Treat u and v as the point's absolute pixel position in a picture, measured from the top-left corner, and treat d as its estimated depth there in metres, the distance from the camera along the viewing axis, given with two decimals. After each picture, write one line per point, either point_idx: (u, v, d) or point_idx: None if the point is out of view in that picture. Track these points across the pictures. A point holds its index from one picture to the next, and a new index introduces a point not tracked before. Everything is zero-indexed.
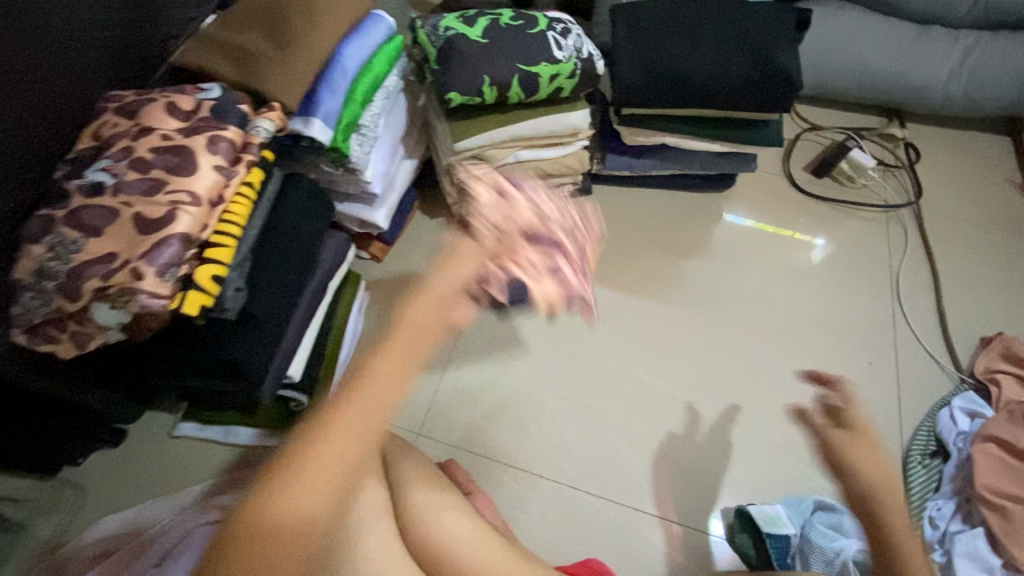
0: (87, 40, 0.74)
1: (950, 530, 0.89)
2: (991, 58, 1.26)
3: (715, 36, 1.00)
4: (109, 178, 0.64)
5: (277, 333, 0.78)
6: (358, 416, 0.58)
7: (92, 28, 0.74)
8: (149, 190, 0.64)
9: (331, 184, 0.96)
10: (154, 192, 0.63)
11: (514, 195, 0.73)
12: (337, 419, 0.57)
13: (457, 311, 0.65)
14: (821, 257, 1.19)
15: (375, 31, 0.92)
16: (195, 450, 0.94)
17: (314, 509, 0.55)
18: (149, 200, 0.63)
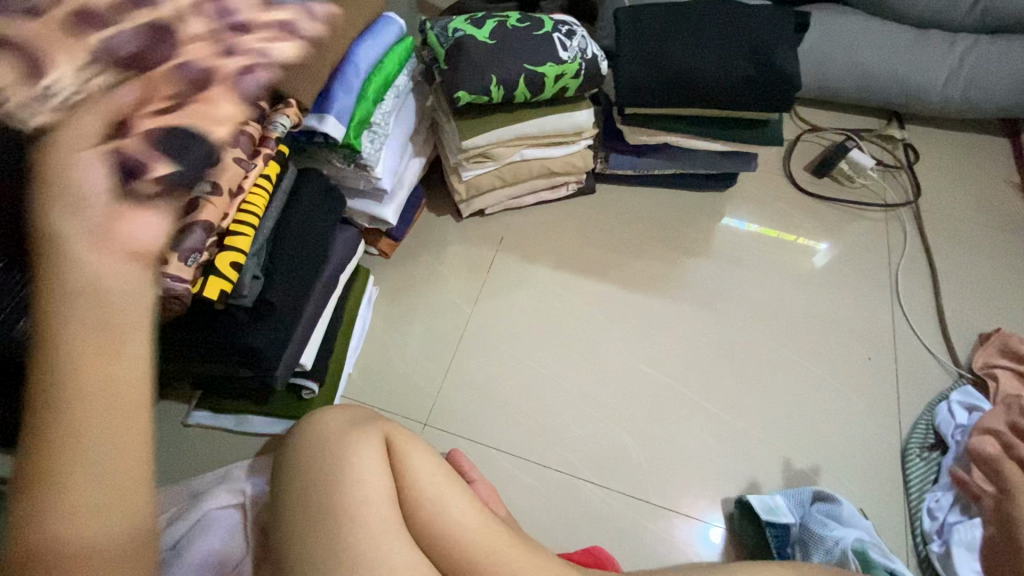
0: None
1: (948, 522, 0.90)
2: (987, 61, 1.28)
3: (716, 37, 1.03)
4: None
5: (291, 323, 0.80)
6: (100, 347, 0.31)
7: None
8: None
9: (343, 180, 0.99)
10: None
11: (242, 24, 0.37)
12: (64, 368, 0.31)
13: (133, 219, 0.31)
14: (824, 262, 1.20)
15: (387, 31, 0.95)
16: (207, 438, 0.97)
17: (120, 479, 0.33)
18: None
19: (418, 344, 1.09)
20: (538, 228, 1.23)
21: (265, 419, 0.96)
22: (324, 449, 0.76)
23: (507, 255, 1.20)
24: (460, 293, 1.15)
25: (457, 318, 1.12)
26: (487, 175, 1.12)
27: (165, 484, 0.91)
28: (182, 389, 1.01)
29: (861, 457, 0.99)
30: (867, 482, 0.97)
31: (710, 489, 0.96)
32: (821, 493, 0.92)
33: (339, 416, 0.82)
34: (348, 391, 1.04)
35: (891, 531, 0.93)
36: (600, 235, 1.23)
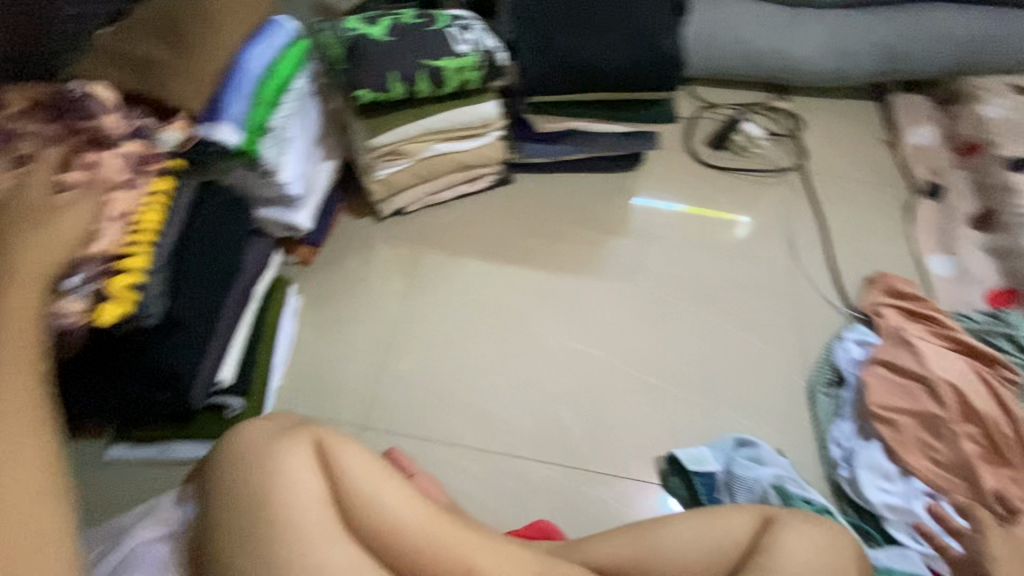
0: None
1: (853, 447, 1.00)
2: (852, 35, 1.41)
3: (604, 24, 1.08)
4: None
5: (207, 341, 0.78)
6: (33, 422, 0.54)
7: None
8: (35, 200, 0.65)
9: (248, 188, 0.96)
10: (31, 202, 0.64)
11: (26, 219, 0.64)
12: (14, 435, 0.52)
13: None
14: (745, 233, 1.29)
15: (278, 34, 0.94)
16: (129, 474, 0.92)
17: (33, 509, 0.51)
18: None
19: (348, 348, 1.07)
20: (461, 222, 1.25)
21: (189, 444, 0.92)
22: (249, 462, 0.75)
23: (432, 250, 1.20)
24: (387, 292, 1.15)
25: (387, 318, 1.11)
26: (401, 172, 1.12)
27: (85, 528, 0.86)
28: (96, 425, 0.95)
29: (775, 401, 1.08)
30: (783, 424, 1.05)
31: (644, 450, 1.02)
32: (741, 439, 0.99)
33: (266, 425, 0.80)
34: (279, 404, 1.01)
35: (806, 464, 1.02)
36: (522, 222, 1.26)
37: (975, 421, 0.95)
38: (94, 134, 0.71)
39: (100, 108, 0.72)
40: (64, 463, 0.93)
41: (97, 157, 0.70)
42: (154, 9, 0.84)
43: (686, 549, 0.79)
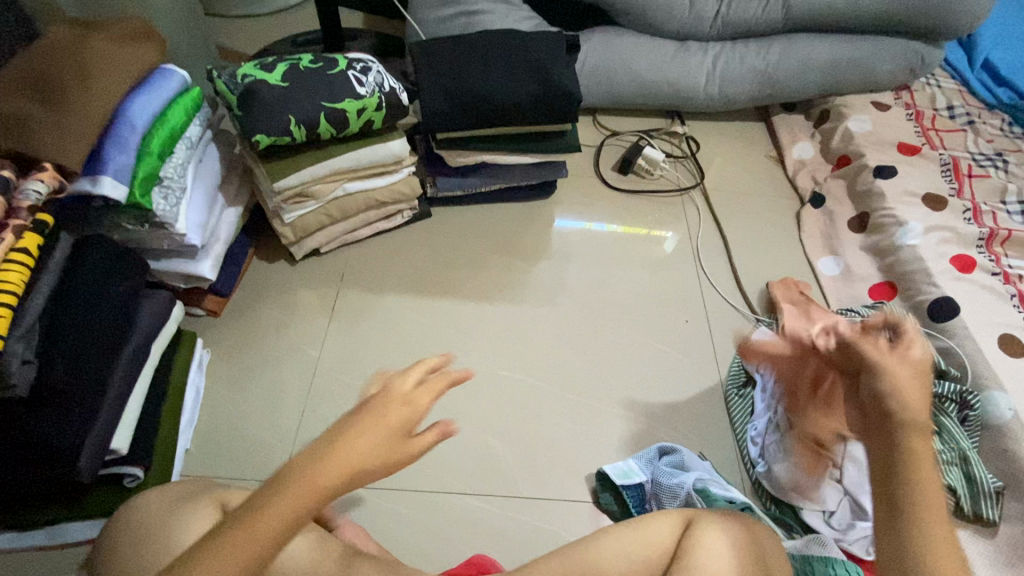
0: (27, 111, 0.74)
1: (766, 443, 1.05)
2: (732, 64, 1.56)
3: (503, 63, 1.14)
4: None
5: (90, 404, 0.72)
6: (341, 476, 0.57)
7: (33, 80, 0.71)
8: None
9: (142, 242, 0.92)
10: None
11: None
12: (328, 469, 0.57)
13: None
14: (674, 247, 1.37)
15: (166, 84, 0.91)
16: (17, 564, 0.83)
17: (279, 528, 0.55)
18: None
19: (265, 401, 1.03)
20: (380, 259, 1.24)
21: (85, 523, 0.84)
22: (149, 541, 0.70)
23: (351, 290, 1.18)
24: (305, 336, 1.11)
25: (306, 364, 1.08)
26: (311, 214, 1.11)
27: None
28: None
29: (694, 406, 1.13)
30: (703, 428, 1.11)
31: (576, 472, 1.03)
32: (665, 447, 1.03)
33: (165, 494, 0.75)
34: (189, 467, 0.95)
35: (726, 464, 1.07)
36: (441, 254, 1.27)
37: (871, 331, 0.68)
38: None
39: None
40: None
41: None
42: (28, 70, 0.81)
43: (613, 562, 0.81)
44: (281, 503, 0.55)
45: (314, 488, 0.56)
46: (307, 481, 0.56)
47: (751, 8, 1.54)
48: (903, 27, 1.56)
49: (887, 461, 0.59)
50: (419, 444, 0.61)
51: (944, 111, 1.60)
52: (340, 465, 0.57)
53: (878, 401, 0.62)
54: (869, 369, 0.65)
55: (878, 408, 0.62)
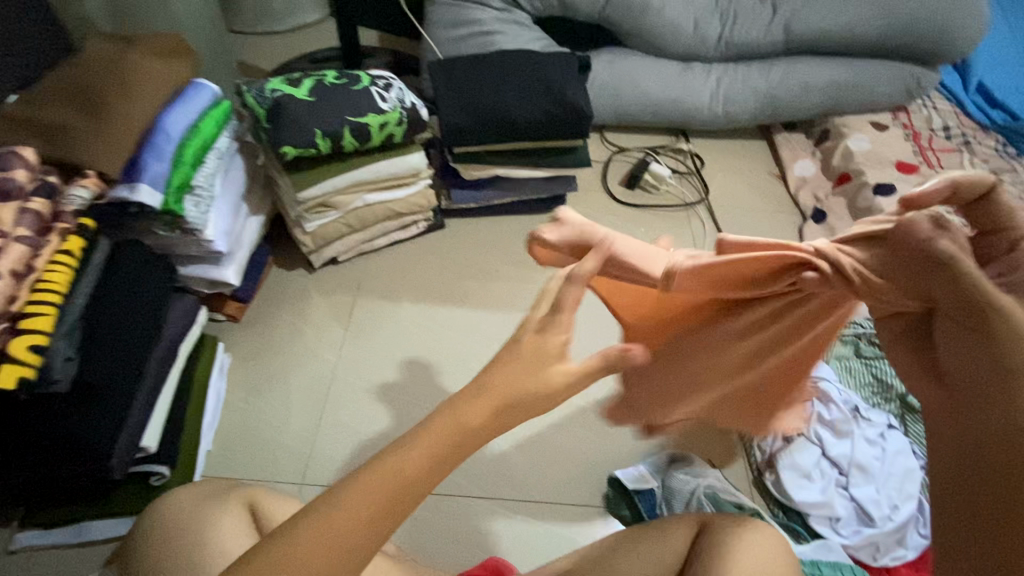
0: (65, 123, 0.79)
1: (774, 451, 1.08)
2: (735, 84, 1.62)
3: (518, 81, 1.18)
4: None
5: (125, 402, 0.74)
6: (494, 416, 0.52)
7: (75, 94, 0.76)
8: None
9: (171, 247, 0.95)
10: None
11: None
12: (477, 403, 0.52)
13: None
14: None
15: (199, 97, 0.95)
16: (42, 561, 0.85)
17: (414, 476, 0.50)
18: None
19: (283, 405, 1.05)
20: (395, 268, 1.27)
21: (110, 521, 0.86)
22: (180, 537, 0.72)
23: (367, 298, 1.21)
24: (322, 342, 1.14)
25: (323, 369, 1.10)
26: (330, 224, 1.14)
27: None
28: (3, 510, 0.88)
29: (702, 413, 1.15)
30: (711, 435, 1.13)
31: (588, 477, 1.05)
32: (675, 454, 1.05)
33: (193, 492, 0.78)
34: (210, 468, 0.97)
35: (735, 471, 1.09)
36: (455, 264, 1.30)
37: (969, 247, 0.49)
38: None
39: (3, 161, 0.67)
40: None
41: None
42: (70, 81, 0.85)
43: (630, 565, 0.83)
44: (421, 445, 0.50)
45: (460, 426, 0.51)
46: (452, 419, 0.51)
47: (752, 31, 1.60)
48: (900, 51, 1.62)
49: (1000, 436, 0.43)
50: (572, 370, 0.54)
51: (940, 132, 1.65)
52: (486, 397, 0.51)
53: (997, 361, 0.43)
54: (1004, 318, 0.43)
55: (995, 368, 0.43)
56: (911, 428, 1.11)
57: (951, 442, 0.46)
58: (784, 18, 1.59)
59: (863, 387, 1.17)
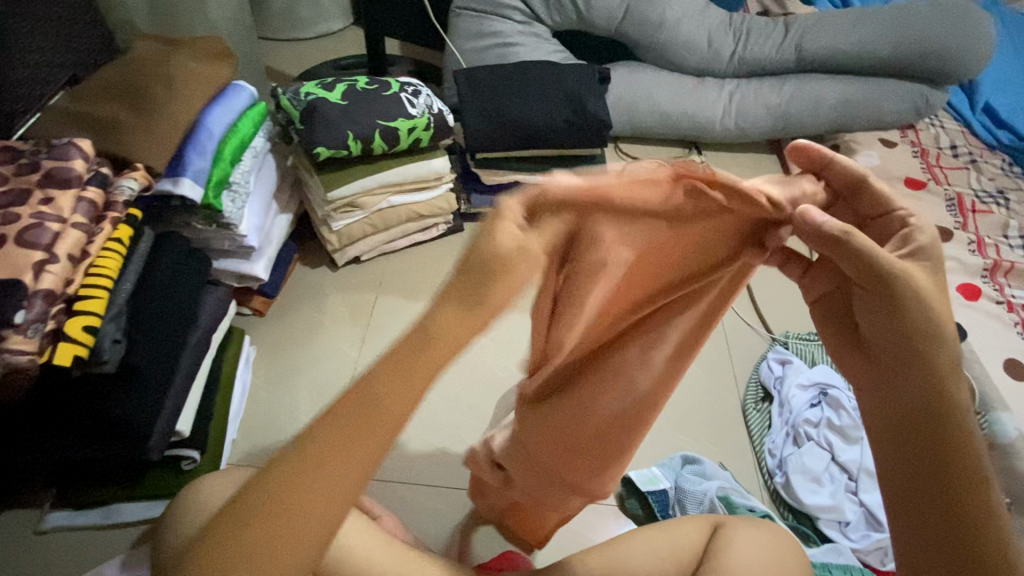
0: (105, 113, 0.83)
1: (784, 456, 1.10)
2: (747, 98, 1.66)
3: (540, 91, 1.23)
4: None
5: (164, 386, 0.77)
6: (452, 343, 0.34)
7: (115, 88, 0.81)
8: None
9: (206, 241, 0.99)
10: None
11: None
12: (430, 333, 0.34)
13: None
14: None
15: (238, 98, 0.99)
16: (71, 541, 0.86)
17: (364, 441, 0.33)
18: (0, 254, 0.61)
19: (306, 398, 1.08)
20: (415, 269, 1.30)
21: (140, 504, 0.88)
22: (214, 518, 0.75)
23: (388, 297, 1.24)
24: (343, 338, 1.17)
25: (345, 364, 1.13)
26: (356, 224, 1.18)
27: None
28: (34, 490, 0.90)
29: (713, 417, 1.17)
30: (722, 438, 1.15)
31: None
32: (687, 457, 1.08)
33: (226, 477, 0.80)
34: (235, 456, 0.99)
35: (746, 474, 1.11)
36: None
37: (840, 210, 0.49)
38: (52, 174, 0.68)
39: (64, 151, 0.69)
40: None
41: (54, 197, 0.66)
42: (119, 79, 0.89)
43: (646, 562, 0.84)
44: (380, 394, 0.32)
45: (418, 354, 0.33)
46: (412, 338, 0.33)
47: (765, 49, 1.66)
48: (909, 72, 1.66)
49: (922, 407, 0.44)
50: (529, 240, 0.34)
51: (948, 150, 1.68)
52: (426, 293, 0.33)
53: (900, 326, 0.44)
54: (903, 280, 0.43)
55: (903, 334, 0.43)
56: None
57: (882, 413, 0.47)
58: (796, 37, 1.66)
59: None
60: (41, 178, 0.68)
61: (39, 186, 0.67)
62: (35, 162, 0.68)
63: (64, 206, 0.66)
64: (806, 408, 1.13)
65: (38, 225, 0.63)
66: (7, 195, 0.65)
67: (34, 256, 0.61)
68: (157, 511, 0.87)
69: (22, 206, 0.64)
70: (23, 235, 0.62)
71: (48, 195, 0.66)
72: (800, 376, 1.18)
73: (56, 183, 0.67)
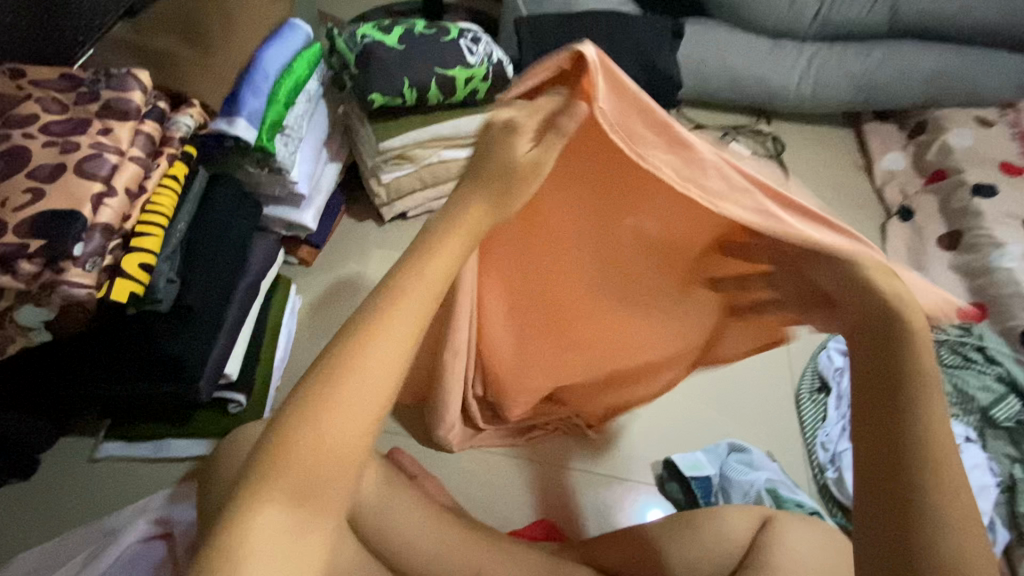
0: (158, 47, 0.82)
1: (838, 451, 1.03)
2: (829, 65, 1.50)
3: (607, 44, 1.14)
4: (14, 147, 0.61)
5: (214, 331, 0.77)
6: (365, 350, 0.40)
7: (181, 47, 0.82)
8: (53, 173, 0.59)
9: (256, 185, 0.97)
10: (58, 176, 0.59)
11: (32, 189, 0.58)
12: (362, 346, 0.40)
13: None
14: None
15: (294, 37, 0.95)
16: (122, 473, 0.89)
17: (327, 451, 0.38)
18: (59, 182, 0.59)
19: None
20: None
21: (188, 442, 0.90)
22: None
23: None
24: None
25: None
26: (405, 177, 1.14)
27: (75, 530, 0.82)
28: (88, 421, 0.92)
29: (763, 405, 1.12)
30: (771, 427, 1.09)
31: (643, 456, 1.04)
32: (734, 444, 1.02)
33: None
34: (279, 406, 1.00)
35: (796, 468, 1.06)
36: None
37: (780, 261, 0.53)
38: (110, 104, 0.66)
39: (123, 81, 0.67)
40: (51, 462, 0.89)
41: (113, 128, 0.64)
42: (174, 9, 0.86)
43: (689, 548, 0.81)
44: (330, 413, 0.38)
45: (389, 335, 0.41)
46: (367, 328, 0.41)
47: (854, 9, 1.49)
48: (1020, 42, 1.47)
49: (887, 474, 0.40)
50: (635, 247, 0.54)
51: None
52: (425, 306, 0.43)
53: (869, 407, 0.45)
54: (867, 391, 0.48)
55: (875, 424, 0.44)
56: (989, 443, 1.06)
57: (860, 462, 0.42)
58: None
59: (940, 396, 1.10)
60: (99, 107, 0.65)
61: (97, 115, 0.65)
62: (95, 91, 0.66)
63: (121, 138, 0.64)
64: None
65: (98, 155, 0.61)
66: (66, 122, 0.64)
67: (93, 188, 0.60)
68: (206, 449, 0.89)
69: (81, 136, 0.63)
70: (83, 164, 0.60)
71: (107, 126, 0.64)
72: None
73: (118, 115, 0.65)
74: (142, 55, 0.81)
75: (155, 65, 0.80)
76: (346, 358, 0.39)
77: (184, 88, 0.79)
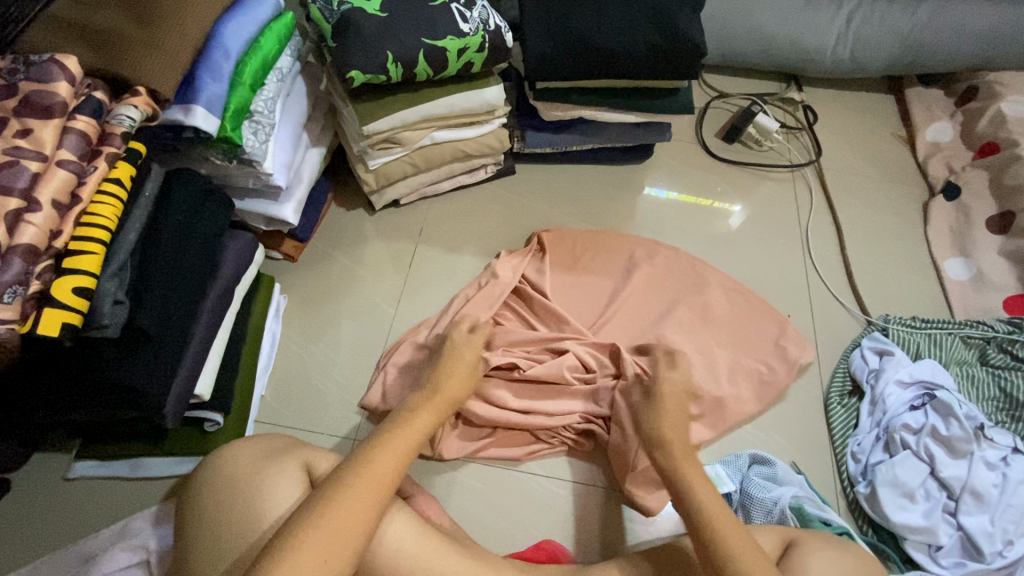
0: (100, 23, 0.69)
1: (871, 462, 0.95)
2: (872, 21, 1.32)
3: (619, 5, 0.99)
4: None
5: (176, 351, 0.69)
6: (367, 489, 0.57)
7: (127, 22, 0.70)
8: None
9: (228, 178, 0.88)
10: None
11: None
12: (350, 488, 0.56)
13: None
14: (741, 224, 1.24)
15: (261, 6, 0.83)
16: (97, 493, 0.84)
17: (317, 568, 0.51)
18: None
19: (341, 354, 0.99)
20: (459, 218, 1.16)
21: (165, 460, 0.84)
22: (228, 485, 0.68)
23: (429, 247, 1.11)
24: (380, 292, 1.06)
25: (382, 322, 1.03)
26: (396, 162, 1.03)
27: (48, 554, 0.78)
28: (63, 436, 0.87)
29: (789, 410, 1.03)
30: (795, 433, 1.02)
31: None
32: (756, 456, 0.95)
33: (250, 449, 0.72)
34: (264, 416, 0.93)
35: (820, 478, 0.98)
36: (523, 217, 1.18)
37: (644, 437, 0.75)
38: (31, 100, 0.57)
39: (44, 71, 0.58)
40: (25, 480, 0.84)
41: (34, 130, 0.56)
42: None
43: None
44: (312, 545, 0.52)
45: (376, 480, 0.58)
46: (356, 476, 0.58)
47: None
48: None
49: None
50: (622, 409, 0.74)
51: None
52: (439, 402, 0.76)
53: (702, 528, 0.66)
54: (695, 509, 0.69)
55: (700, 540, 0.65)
56: None
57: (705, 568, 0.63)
58: None
59: (986, 401, 1.01)
60: (18, 104, 0.57)
61: (17, 115, 0.56)
62: (13, 84, 0.57)
63: (44, 141, 0.56)
64: (905, 410, 0.96)
65: (14, 165, 0.53)
66: None
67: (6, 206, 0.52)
68: (184, 469, 0.84)
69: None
70: None
71: (27, 128, 0.56)
72: (901, 370, 1.00)
73: (39, 114, 0.56)
74: (83, 33, 0.68)
75: (98, 46, 0.68)
76: (329, 502, 0.55)
77: (129, 73, 0.67)
